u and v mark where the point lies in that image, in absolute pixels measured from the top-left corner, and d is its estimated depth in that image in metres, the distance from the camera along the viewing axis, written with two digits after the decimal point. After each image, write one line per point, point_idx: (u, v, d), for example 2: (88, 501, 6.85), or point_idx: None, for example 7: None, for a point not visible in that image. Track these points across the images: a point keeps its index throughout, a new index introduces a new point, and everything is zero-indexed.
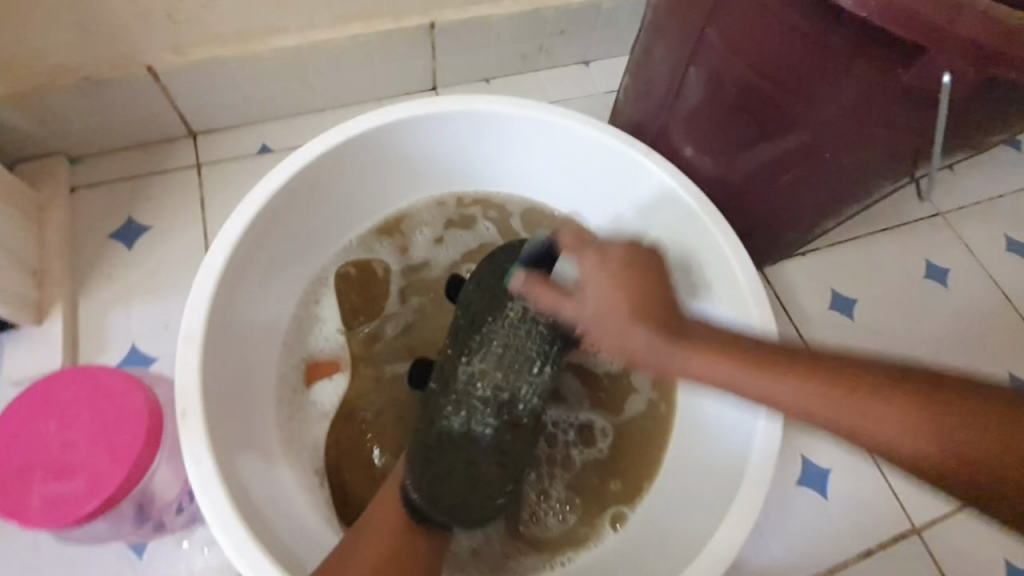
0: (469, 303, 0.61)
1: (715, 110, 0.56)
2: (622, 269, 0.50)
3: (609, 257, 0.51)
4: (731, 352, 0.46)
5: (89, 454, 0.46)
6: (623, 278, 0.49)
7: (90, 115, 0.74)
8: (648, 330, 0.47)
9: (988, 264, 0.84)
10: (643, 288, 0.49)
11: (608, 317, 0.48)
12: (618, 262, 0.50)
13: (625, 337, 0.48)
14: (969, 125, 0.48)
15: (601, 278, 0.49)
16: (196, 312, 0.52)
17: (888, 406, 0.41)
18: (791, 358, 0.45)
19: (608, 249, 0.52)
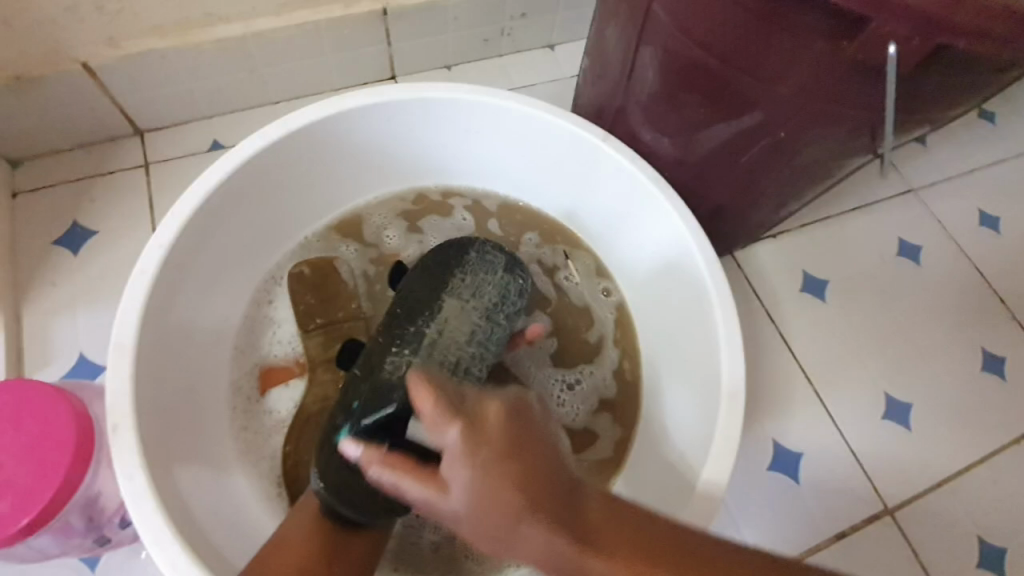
0: (404, 296, 0.60)
1: (666, 91, 0.54)
2: (499, 459, 0.33)
3: (487, 416, 0.34)
4: (594, 549, 0.32)
5: (14, 471, 0.46)
6: (508, 468, 0.32)
7: (25, 115, 0.70)
8: (547, 526, 0.32)
9: (960, 239, 0.82)
10: (535, 470, 0.33)
11: (491, 515, 0.32)
12: (496, 446, 0.33)
13: (510, 544, 0.32)
14: (924, 96, 0.46)
15: (467, 471, 0.32)
16: (128, 320, 0.51)
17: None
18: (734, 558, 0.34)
19: (480, 406, 0.34)
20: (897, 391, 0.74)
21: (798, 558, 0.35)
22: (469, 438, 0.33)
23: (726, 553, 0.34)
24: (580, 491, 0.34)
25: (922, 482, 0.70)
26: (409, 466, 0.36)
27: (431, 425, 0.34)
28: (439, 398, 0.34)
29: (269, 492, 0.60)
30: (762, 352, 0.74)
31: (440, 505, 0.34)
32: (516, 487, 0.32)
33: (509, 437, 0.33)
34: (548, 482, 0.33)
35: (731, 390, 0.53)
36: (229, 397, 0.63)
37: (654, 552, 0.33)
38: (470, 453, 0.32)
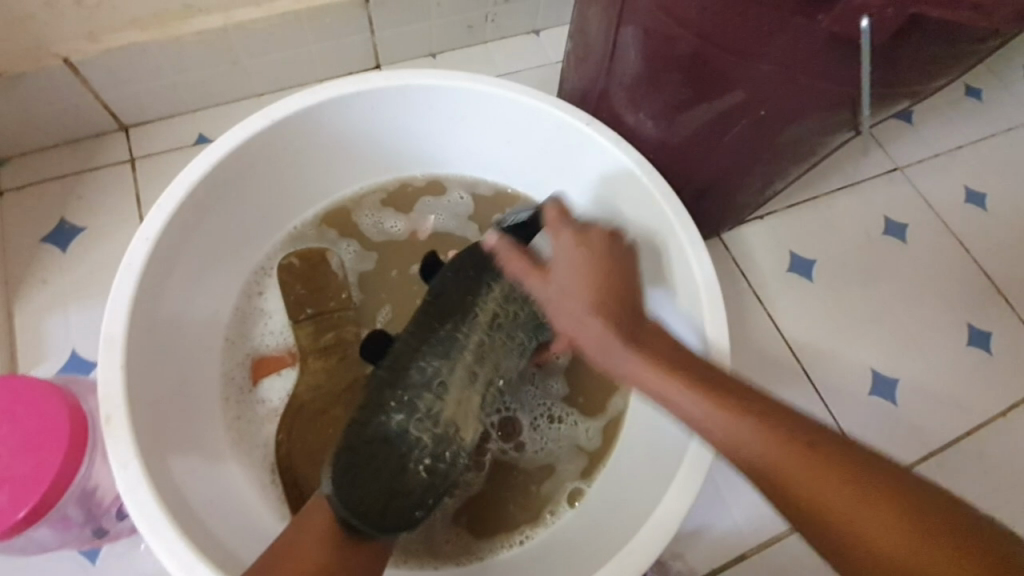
0: (439, 296, 0.63)
1: (648, 72, 0.54)
2: (597, 255, 0.52)
3: (587, 235, 0.54)
4: (648, 354, 0.47)
5: (10, 463, 0.46)
6: (606, 272, 0.51)
7: (7, 112, 0.70)
8: (604, 318, 0.49)
9: (947, 215, 0.83)
10: (611, 273, 0.51)
11: (567, 297, 0.50)
12: (593, 252, 0.52)
13: (578, 327, 0.50)
14: (903, 69, 0.46)
15: (579, 250, 0.52)
16: (116, 314, 0.51)
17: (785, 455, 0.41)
18: (720, 387, 0.45)
19: (589, 228, 0.54)
20: (884, 367, 0.75)
21: (794, 423, 0.42)
22: (577, 242, 0.53)
23: (772, 427, 0.42)
24: (639, 298, 0.51)
25: (909, 454, 0.72)
26: (516, 255, 0.54)
27: (520, 268, 0.54)
28: (566, 218, 0.56)
29: (265, 481, 0.61)
30: (750, 332, 0.75)
31: (541, 286, 0.52)
32: (591, 283, 0.50)
33: (607, 249, 0.52)
34: (626, 281, 0.51)
35: (713, 369, 0.54)
36: (222, 388, 0.63)
37: (706, 385, 0.45)
38: (584, 235, 0.54)
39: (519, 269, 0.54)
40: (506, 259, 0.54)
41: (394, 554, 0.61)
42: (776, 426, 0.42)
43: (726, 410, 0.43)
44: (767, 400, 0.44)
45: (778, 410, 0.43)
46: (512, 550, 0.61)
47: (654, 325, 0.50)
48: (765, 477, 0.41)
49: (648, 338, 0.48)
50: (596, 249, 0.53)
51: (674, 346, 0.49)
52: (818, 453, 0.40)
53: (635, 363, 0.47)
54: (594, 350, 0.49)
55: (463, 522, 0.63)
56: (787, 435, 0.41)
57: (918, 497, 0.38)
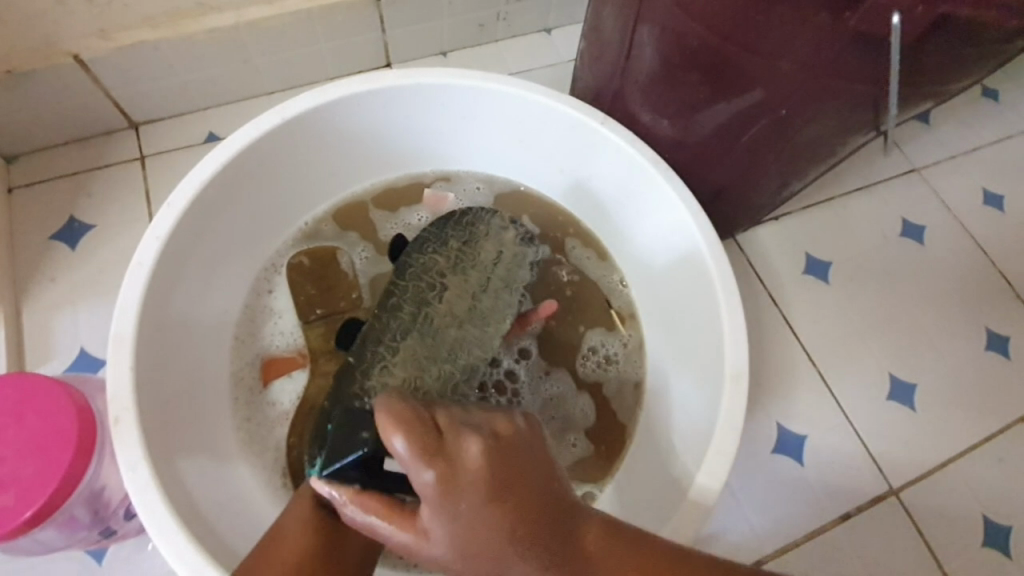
0: (404, 270, 0.61)
1: (665, 71, 0.53)
2: (496, 477, 0.33)
3: (495, 445, 0.34)
4: (586, 571, 0.34)
5: (16, 462, 0.46)
6: (493, 476, 0.33)
7: (18, 110, 0.70)
8: (521, 570, 0.33)
9: (965, 218, 0.82)
10: (523, 483, 0.33)
11: (480, 532, 0.32)
12: (484, 477, 0.33)
13: None
14: (929, 68, 0.45)
15: (471, 466, 0.32)
16: (127, 314, 0.50)
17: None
18: (655, 562, 0.36)
19: (496, 423, 0.35)
20: (902, 371, 0.74)
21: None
22: (443, 487, 0.32)
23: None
24: (563, 482, 0.36)
25: (926, 462, 0.70)
26: (381, 504, 0.36)
27: (403, 460, 0.33)
28: (409, 412, 0.33)
29: (273, 483, 0.60)
30: (765, 335, 0.74)
31: (421, 550, 0.34)
32: (500, 524, 0.32)
33: (518, 443, 0.35)
34: (537, 497, 0.34)
35: (734, 373, 0.53)
36: (231, 388, 0.62)
37: (642, 572, 0.35)
38: (453, 478, 0.32)
39: (359, 513, 0.36)
40: (358, 503, 0.37)
41: (405, 556, 0.59)
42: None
43: None
44: (696, 553, 0.38)
45: (724, 569, 0.37)
46: None
47: (586, 528, 0.35)
48: None
49: (594, 553, 0.35)
50: (477, 477, 0.33)
51: (620, 535, 0.36)
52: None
53: None
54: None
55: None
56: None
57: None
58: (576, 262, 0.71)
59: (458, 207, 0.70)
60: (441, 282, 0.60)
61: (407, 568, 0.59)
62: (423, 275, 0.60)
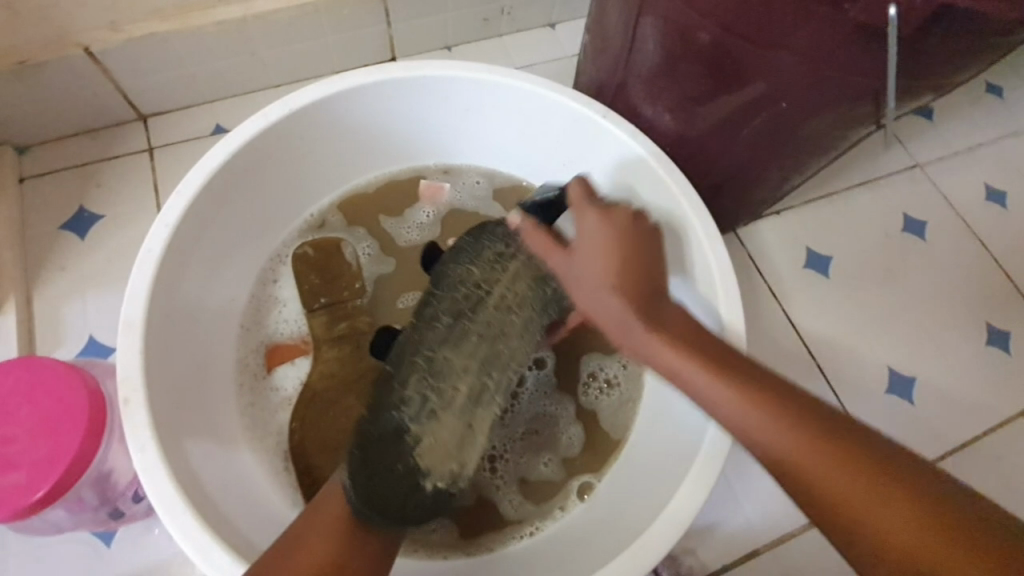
0: (442, 280, 0.60)
1: (668, 64, 0.54)
2: (622, 232, 0.50)
3: (612, 215, 0.51)
4: (665, 334, 0.46)
5: (29, 444, 0.47)
6: (616, 244, 0.49)
7: (29, 100, 0.71)
8: (652, 330, 0.46)
9: (966, 213, 0.82)
10: (638, 252, 0.49)
11: (590, 275, 0.49)
12: (617, 232, 0.50)
13: (597, 299, 0.48)
14: (928, 62, 0.46)
15: (602, 234, 0.50)
16: (137, 298, 0.52)
17: (802, 446, 0.39)
18: (732, 364, 0.44)
19: (614, 208, 0.52)
20: (901, 365, 0.75)
21: (867, 445, 0.39)
22: (605, 222, 0.50)
23: (773, 409, 0.41)
24: (661, 280, 0.49)
25: (924, 455, 0.71)
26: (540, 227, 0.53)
27: (552, 234, 0.52)
28: (591, 198, 0.53)
29: (278, 468, 0.61)
30: (765, 329, 0.74)
31: (562, 262, 0.51)
32: (618, 264, 0.48)
33: (628, 226, 0.50)
34: (648, 258, 0.49)
35: None
36: (237, 374, 0.64)
37: (708, 355, 0.45)
38: (607, 217, 0.51)
39: (533, 240, 0.53)
40: (529, 235, 0.53)
41: (403, 541, 0.60)
42: (816, 443, 0.39)
43: (764, 416, 0.41)
44: (797, 398, 0.42)
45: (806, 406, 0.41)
46: (522, 541, 0.60)
47: (670, 322, 0.47)
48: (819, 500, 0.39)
49: (668, 321, 0.47)
50: (621, 226, 0.50)
51: (733, 357, 0.45)
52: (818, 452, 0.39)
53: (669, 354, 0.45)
54: (597, 311, 0.48)
55: (456, 519, 0.61)
56: (805, 424, 0.40)
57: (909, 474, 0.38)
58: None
59: (454, 199, 0.72)
60: (477, 292, 0.59)
61: (406, 554, 0.60)
62: (458, 286, 0.59)
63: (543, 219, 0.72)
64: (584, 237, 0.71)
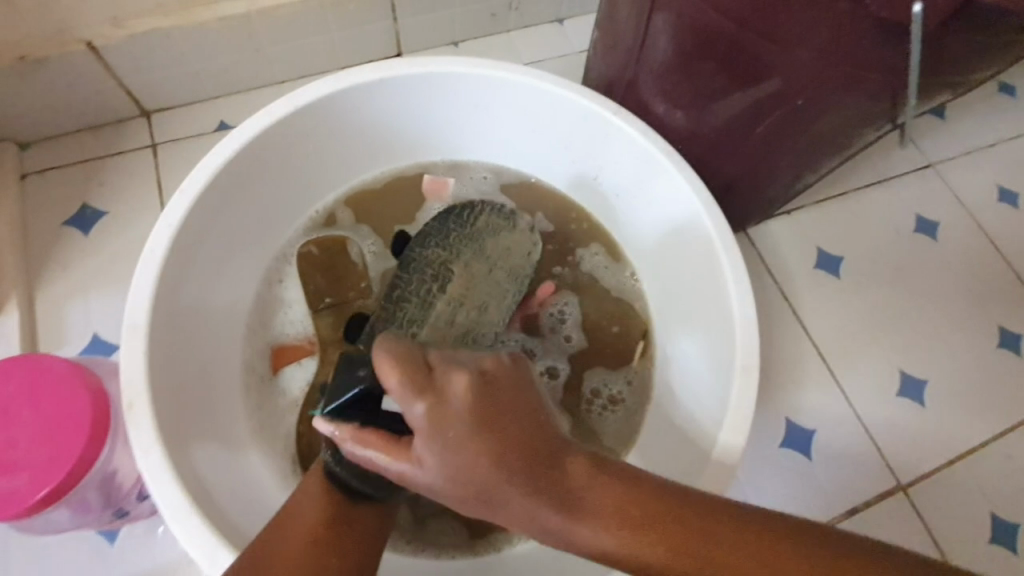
0: (409, 264, 0.61)
1: (681, 61, 0.53)
2: (501, 405, 0.37)
3: (489, 379, 0.37)
4: (579, 511, 0.36)
5: (31, 445, 0.46)
6: (499, 389, 0.37)
7: (31, 96, 0.70)
8: (515, 485, 0.35)
9: (979, 214, 0.81)
10: (519, 434, 0.36)
11: (467, 466, 0.35)
12: (493, 398, 0.37)
13: (499, 513, 0.36)
14: (949, 57, 0.45)
15: (465, 401, 0.36)
16: (141, 297, 0.51)
17: (768, 573, 0.34)
18: (613, 494, 0.36)
19: (487, 365, 0.38)
20: (912, 368, 0.74)
21: (815, 559, 0.34)
22: (454, 336, 0.48)
23: (698, 544, 0.35)
24: (549, 426, 0.38)
25: (935, 459, 0.70)
26: (379, 434, 0.39)
27: (399, 394, 0.36)
28: (412, 373, 0.36)
29: (284, 469, 0.60)
30: (776, 331, 0.74)
31: (414, 477, 0.37)
32: (491, 428, 0.36)
33: (501, 385, 0.37)
34: (532, 421, 0.37)
35: (744, 367, 0.53)
36: (242, 374, 0.63)
37: (637, 515, 0.36)
38: (445, 421, 0.35)
39: (368, 456, 0.39)
40: (363, 439, 0.39)
41: (407, 542, 0.59)
42: (741, 557, 0.35)
43: (647, 540, 0.35)
44: (655, 485, 0.37)
45: (781, 548, 0.35)
46: (529, 542, 0.59)
47: (574, 459, 0.37)
48: None
49: (578, 481, 0.36)
50: (483, 399, 0.36)
51: (615, 475, 0.37)
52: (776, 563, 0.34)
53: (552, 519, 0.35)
54: (506, 519, 0.37)
55: (465, 520, 0.60)
56: (733, 530, 0.35)
57: (850, 545, 0.34)
58: (590, 269, 0.70)
59: (460, 193, 0.71)
60: (443, 272, 0.60)
61: (410, 555, 0.58)
62: (425, 270, 0.60)
63: (555, 220, 0.71)
64: (598, 237, 0.70)
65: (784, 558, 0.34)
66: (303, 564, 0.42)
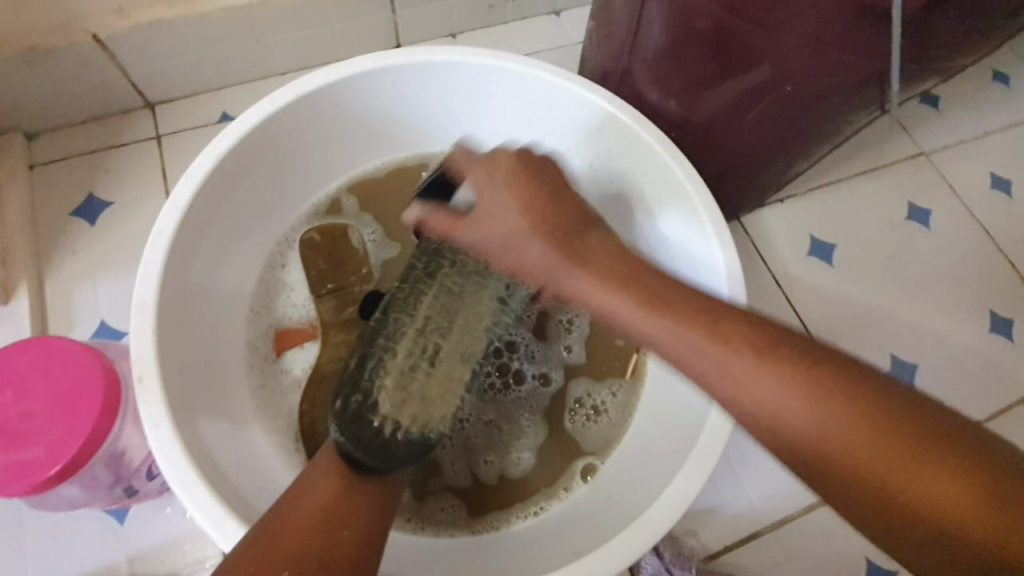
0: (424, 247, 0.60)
1: (673, 49, 0.54)
2: (523, 181, 0.54)
3: (497, 160, 0.56)
4: (585, 266, 0.50)
5: (45, 420, 0.48)
6: (541, 199, 0.54)
7: (39, 87, 0.71)
8: (541, 239, 0.52)
9: (971, 201, 0.82)
10: (550, 201, 0.54)
11: (509, 215, 0.54)
12: (511, 173, 0.55)
13: (523, 245, 0.53)
14: (931, 44, 0.47)
15: (498, 189, 0.55)
16: (149, 279, 0.53)
17: (755, 377, 0.39)
18: (684, 306, 0.44)
19: (501, 154, 0.56)
20: (903, 351, 0.75)
21: (871, 392, 0.37)
22: (491, 170, 0.56)
23: (781, 360, 0.39)
24: (586, 211, 0.54)
25: None
26: (443, 207, 0.58)
27: (444, 220, 0.57)
28: (472, 155, 0.58)
29: (287, 448, 0.62)
30: (769, 316, 0.75)
31: (465, 236, 0.56)
32: (527, 205, 0.53)
33: (524, 167, 0.55)
34: (574, 204, 0.54)
35: None
36: (246, 356, 0.64)
37: (643, 295, 0.46)
38: (509, 178, 0.55)
39: (433, 218, 0.57)
40: (428, 215, 0.58)
41: (411, 519, 0.61)
42: (801, 380, 0.38)
43: (694, 332, 0.42)
44: (714, 304, 0.44)
45: (823, 381, 0.38)
46: (526, 520, 0.61)
47: (594, 233, 0.52)
48: (797, 435, 0.38)
49: (595, 250, 0.51)
50: (513, 170, 0.55)
51: (668, 280, 0.47)
52: (832, 390, 0.37)
53: (626, 306, 0.46)
54: (532, 260, 0.52)
55: (462, 498, 0.62)
56: (839, 401, 0.37)
57: (884, 398, 0.37)
58: None
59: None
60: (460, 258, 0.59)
61: (412, 532, 0.60)
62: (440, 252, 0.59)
63: None
64: None
65: (823, 392, 0.38)
66: (314, 529, 0.42)
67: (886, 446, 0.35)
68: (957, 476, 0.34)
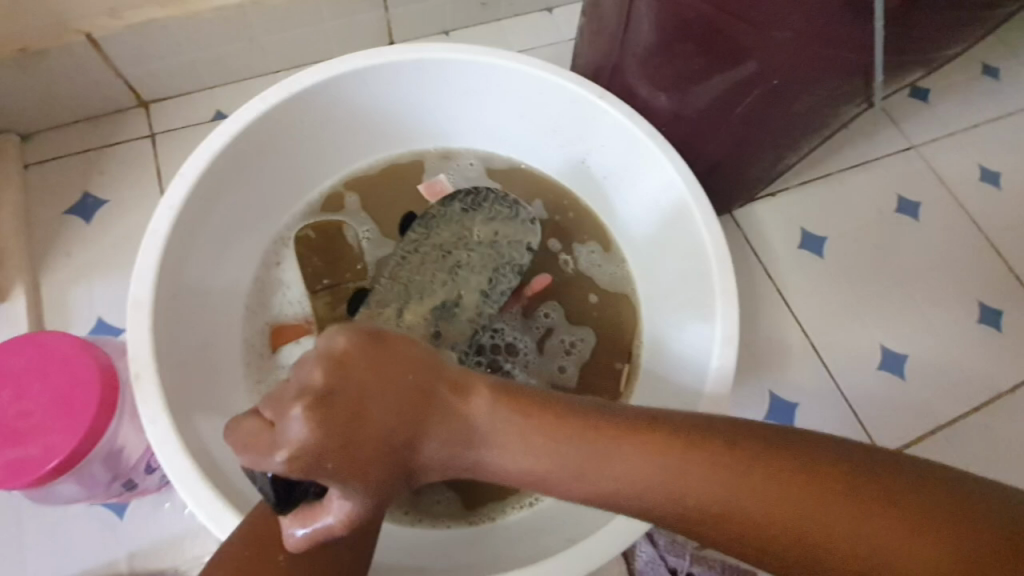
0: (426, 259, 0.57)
1: (662, 44, 0.54)
2: (370, 379, 0.36)
3: (331, 350, 0.36)
4: (462, 422, 0.38)
5: (41, 416, 0.48)
6: (343, 393, 0.35)
7: (33, 88, 0.72)
8: (480, 398, 0.38)
9: (960, 193, 0.83)
10: (389, 384, 0.36)
11: (347, 462, 0.35)
12: (356, 383, 0.36)
13: (313, 428, 0.34)
14: (913, 37, 0.47)
15: (310, 420, 0.34)
16: (144, 277, 0.53)
17: (653, 469, 0.37)
18: (569, 413, 0.39)
19: (316, 388, 0.35)
20: (893, 342, 0.76)
21: (744, 439, 0.37)
22: (315, 411, 0.34)
23: (635, 438, 0.37)
24: (438, 385, 0.38)
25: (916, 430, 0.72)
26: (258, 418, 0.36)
27: (253, 448, 0.35)
28: (264, 426, 0.35)
29: None
30: (761, 309, 0.76)
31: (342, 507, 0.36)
32: (409, 405, 0.37)
33: (364, 361, 0.36)
34: (419, 380, 0.37)
35: (725, 339, 0.55)
36: (242, 353, 0.65)
37: (534, 409, 0.38)
38: (313, 427, 0.34)
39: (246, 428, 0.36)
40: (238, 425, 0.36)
41: (408, 512, 0.61)
42: (697, 463, 0.36)
43: (550, 436, 0.38)
44: (573, 401, 0.40)
45: (682, 446, 0.37)
46: (521, 511, 0.61)
47: (458, 374, 0.39)
48: (711, 526, 0.36)
49: (477, 395, 0.39)
50: (350, 362, 0.36)
51: (514, 388, 0.39)
52: (674, 454, 0.37)
53: (490, 421, 0.38)
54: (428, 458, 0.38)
55: (458, 490, 0.63)
56: (711, 458, 0.36)
57: (772, 448, 0.36)
58: (586, 265, 0.71)
59: (454, 185, 0.72)
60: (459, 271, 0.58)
61: (409, 525, 0.61)
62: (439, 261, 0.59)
63: (551, 204, 0.73)
64: (588, 220, 0.72)
65: (665, 450, 0.37)
66: None
67: (783, 501, 0.35)
68: (911, 545, 0.33)
